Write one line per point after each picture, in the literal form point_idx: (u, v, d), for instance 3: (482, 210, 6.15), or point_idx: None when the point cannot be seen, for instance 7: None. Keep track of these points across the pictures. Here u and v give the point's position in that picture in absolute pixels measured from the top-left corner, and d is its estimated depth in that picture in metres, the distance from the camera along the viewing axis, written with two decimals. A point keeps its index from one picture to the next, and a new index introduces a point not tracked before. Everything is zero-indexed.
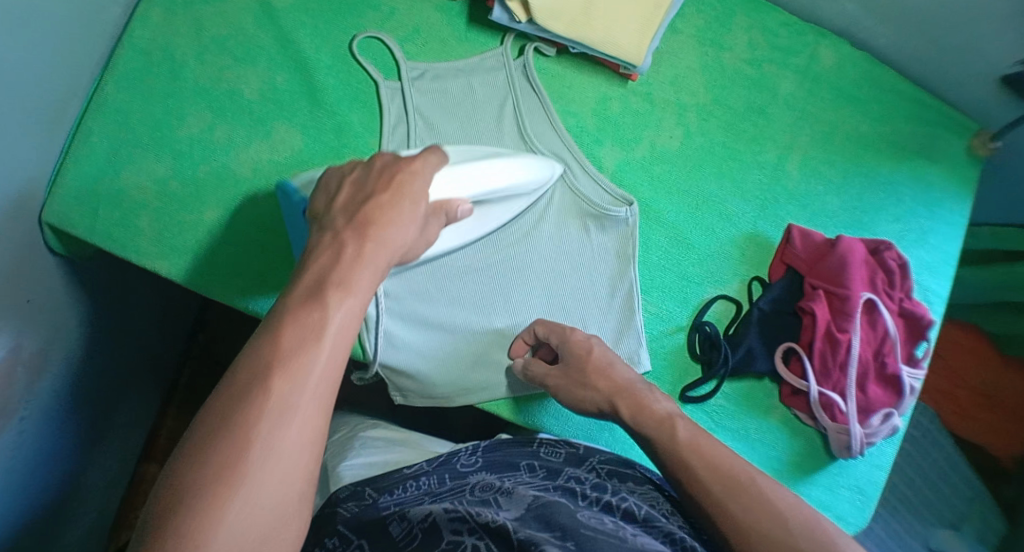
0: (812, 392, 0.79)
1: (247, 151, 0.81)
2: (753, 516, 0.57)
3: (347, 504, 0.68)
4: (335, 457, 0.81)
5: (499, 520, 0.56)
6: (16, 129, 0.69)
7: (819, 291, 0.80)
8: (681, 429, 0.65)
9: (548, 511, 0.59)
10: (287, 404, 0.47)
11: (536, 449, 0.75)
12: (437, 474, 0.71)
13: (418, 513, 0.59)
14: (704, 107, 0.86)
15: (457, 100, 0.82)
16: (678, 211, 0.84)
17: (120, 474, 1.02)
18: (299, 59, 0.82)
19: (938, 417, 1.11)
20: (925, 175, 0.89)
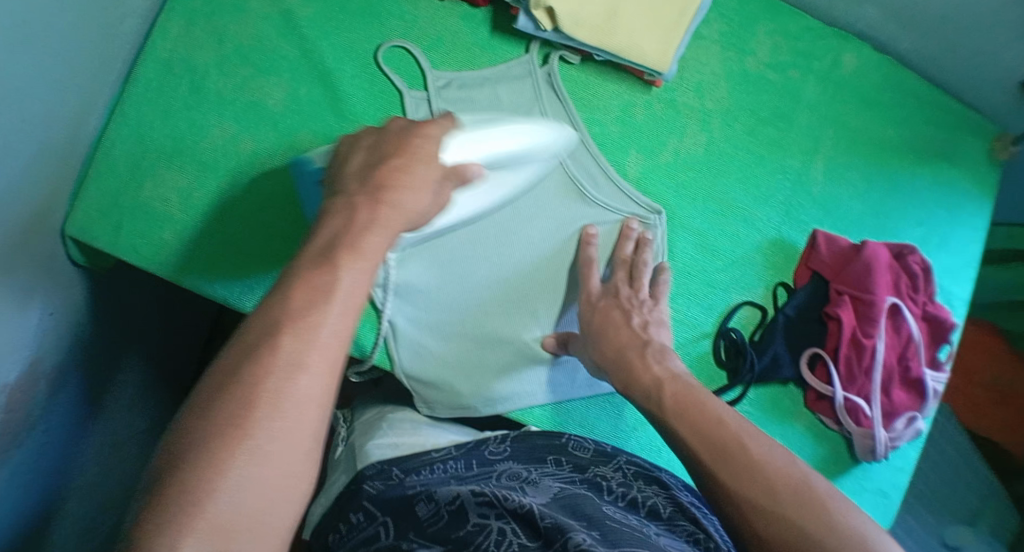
0: (838, 397, 0.80)
1: (271, 163, 0.80)
2: (739, 482, 0.56)
3: (372, 482, 0.68)
4: (361, 436, 0.79)
5: (527, 507, 0.57)
6: (39, 143, 0.69)
7: (845, 296, 0.80)
8: (665, 393, 0.65)
9: (575, 502, 0.60)
10: (295, 367, 0.47)
11: (565, 442, 0.74)
12: (465, 459, 0.72)
13: (446, 494, 0.60)
14: (727, 113, 0.86)
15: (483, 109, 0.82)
16: (702, 218, 0.84)
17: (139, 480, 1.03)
18: (322, 70, 0.82)
19: (954, 415, 1.12)
20: (947, 179, 0.89)
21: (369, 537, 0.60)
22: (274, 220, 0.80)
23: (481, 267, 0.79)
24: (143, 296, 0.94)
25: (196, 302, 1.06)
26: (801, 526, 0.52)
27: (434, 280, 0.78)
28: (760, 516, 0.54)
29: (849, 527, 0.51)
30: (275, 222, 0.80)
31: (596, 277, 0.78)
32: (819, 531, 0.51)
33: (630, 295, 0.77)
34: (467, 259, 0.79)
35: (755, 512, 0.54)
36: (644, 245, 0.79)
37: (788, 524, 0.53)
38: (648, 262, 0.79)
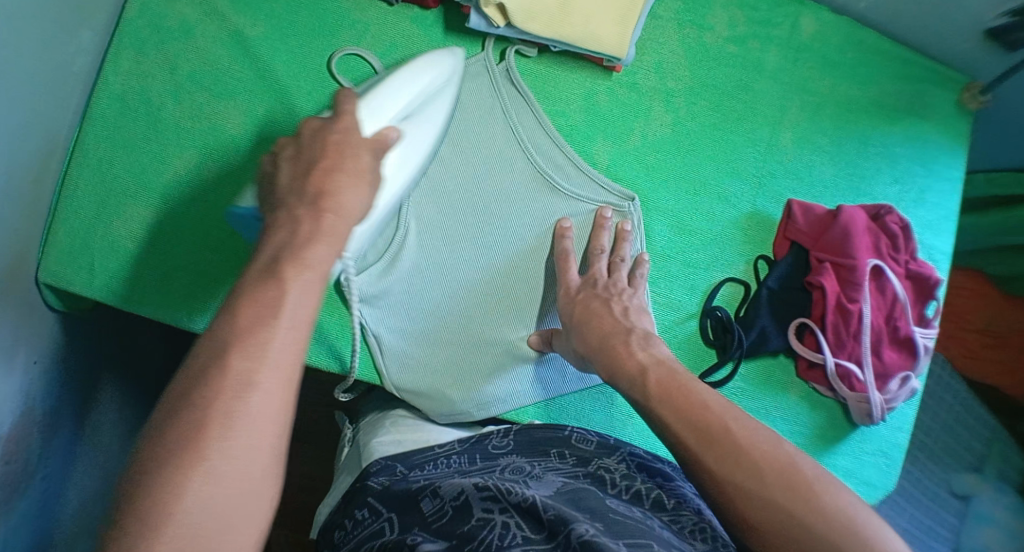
0: (829, 364, 0.79)
1: (237, 187, 0.79)
2: (726, 467, 0.56)
3: (378, 478, 0.68)
4: (364, 435, 0.80)
5: (530, 500, 0.55)
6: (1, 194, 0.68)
7: (826, 264, 0.80)
8: (650, 378, 0.65)
9: (579, 495, 0.59)
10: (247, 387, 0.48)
11: (568, 434, 0.73)
12: (469, 454, 0.71)
13: (451, 490, 0.59)
14: (691, 90, 0.85)
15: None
16: (676, 198, 0.83)
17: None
18: (278, 88, 0.81)
19: (951, 363, 1.11)
20: (918, 133, 0.88)
21: (373, 533, 0.60)
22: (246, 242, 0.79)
23: (459, 268, 0.79)
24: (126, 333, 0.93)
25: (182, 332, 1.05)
26: (787, 509, 0.53)
27: (413, 287, 0.78)
28: (748, 502, 0.54)
29: (837, 512, 0.52)
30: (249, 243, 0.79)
31: (574, 268, 0.77)
32: (803, 515, 0.52)
33: (608, 283, 0.76)
34: (444, 262, 0.79)
35: (739, 497, 0.55)
36: (622, 238, 0.79)
37: (773, 508, 0.53)
38: (625, 256, 0.79)
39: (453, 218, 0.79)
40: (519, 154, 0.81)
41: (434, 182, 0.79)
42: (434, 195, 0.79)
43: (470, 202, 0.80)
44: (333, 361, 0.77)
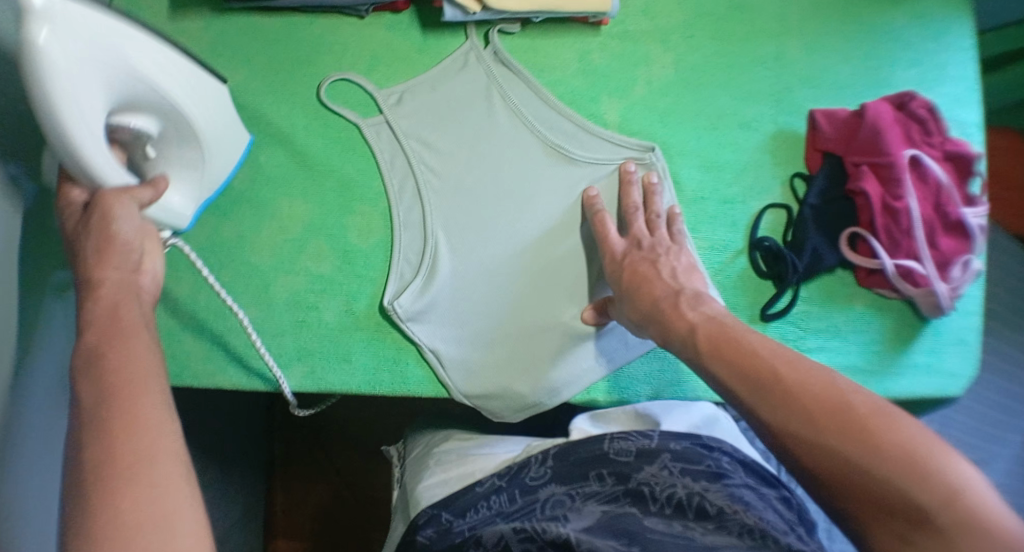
0: (888, 267, 0.77)
1: (260, 238, 0.76)
2: (777, 416, 0.58)
3: (425, 530, 0.69)
4: (413, 479, 0.81)
5: (563, 536, 0.61)
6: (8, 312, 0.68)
7: (863, 167, 0.77)
8: (700, 336, 0.65)
9: (616, 522, 0.63)
10: (116, 431, 0.49)
11: (606, 448, 0.72)
12: (509, 490, 0.72)
13: (491, 538, 0.63)
14: (684, 25, 0.82)
15: (444, 112, 0.78)
16: (696, 139, 0.81)
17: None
18: (275, 130, 0.78)
19: (1009, 230, 1.08)
20: (924, 9, 0.85)
21: None
22: (283, 291, 0.76)
23: (497, 262, 0.77)
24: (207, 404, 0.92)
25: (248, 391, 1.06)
26: (843, 454, 0.54)
27: (458, 293, 0.77)
28: (805, 449, 0.56)
29: (898, 440, 0.53)
30: (286, 293, 0.76)
31: (613, 232, 0.75)
32: (864, 457, 0.53)
33: (652, 240, 0.74)
34: (483, 260, 0.77)
35: (798, 447, 0.56)
36: (652, 192, 0.77)
37: (833, 453, 0.54)
38: (659, 210, 0.77)
39: (478, 216, 0.78)
40: (528, 133, 0.79)
41: (451, 186, 0.78)
42: (456, 198, 0.77)
43: (493, 194, 0.78)
44: (395, 386, 0.76)
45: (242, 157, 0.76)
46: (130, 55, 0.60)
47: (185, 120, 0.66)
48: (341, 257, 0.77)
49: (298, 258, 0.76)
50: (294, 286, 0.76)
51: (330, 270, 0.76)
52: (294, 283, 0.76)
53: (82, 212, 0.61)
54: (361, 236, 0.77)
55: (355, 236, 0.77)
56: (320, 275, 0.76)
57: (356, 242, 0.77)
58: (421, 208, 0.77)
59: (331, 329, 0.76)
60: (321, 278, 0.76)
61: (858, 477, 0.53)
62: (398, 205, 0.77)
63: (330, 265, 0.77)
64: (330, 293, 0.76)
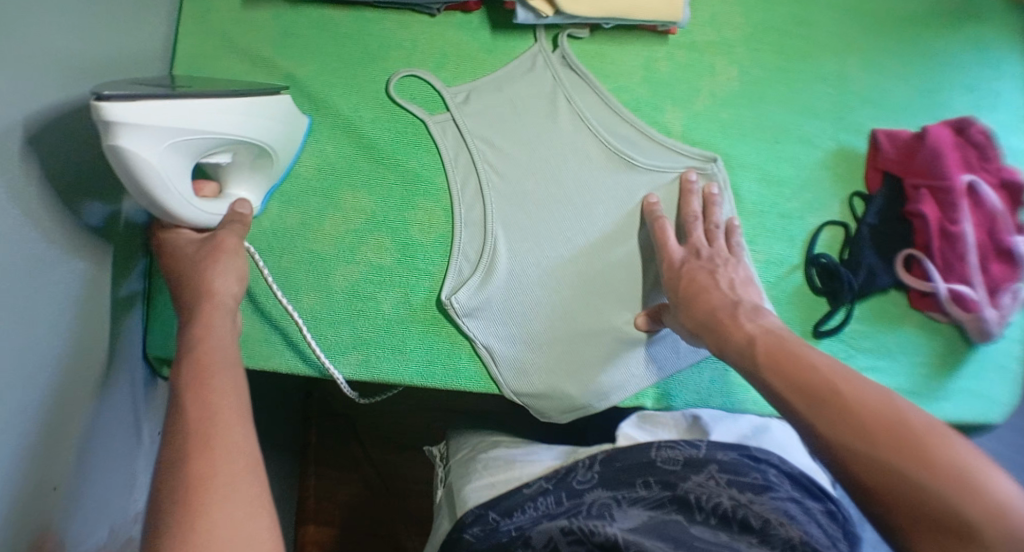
0: (940, 291, 0.78)
1: (322, 227, 0.77)
2: (833, 430, 0.58)
3: (472, 529, 0.71)
4: (459, 479, 0.81)
5: (611, 538, 0.62)
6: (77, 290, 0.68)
7: (921, 189, 0.78)
8: (759, 347, 0.66)
9: (662, 528, 0.65)
10: (209, 443, 0.53)
11: (652, 456, 0.73)
12: (555, 493, 0.72)
13: (541, 538, 0.65)
14: (749, 38, 0.83)
15: (510, 113, 0.79)
16: (757, 152, 0.81)
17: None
18: (342, 120, 0.78)
19: None
20: (981, 36, 0.86)
21: None
22: (342, 281, 0.77)
23: (554, 264, 0.78)
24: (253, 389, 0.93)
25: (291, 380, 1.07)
26: (900, 471, 0.54)
27: (515, 292, 0.77)
28: (861, 465, 0.56)
29: (954, 461, 0.53)
30: (345, 283, 0.77)
31: (672, 240, 0.76)
32: (923, 474, 0.53)
33: (711, 251, 0.75)
34: (542, 261, 0.78)
35: (852, 463, 0.56)
36: (712, 203, 0.77)
37: (890, 470, 0.55)
38: (718, 221, 0.77)
39: (538, 217, 0.78)
40: (591, 138, 0.79)
41: (512, 186, 0.78)
42: (516, 198, 0.78)
43: (553, 197, 0.79)
44: (448, 381, 0.77)
45: (304, 137, 0.77)
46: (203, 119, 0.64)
47: (254, 146, 0.70)
48: (400, 250, 0.77)
49: (359, 249, 0.77)
50: (353, 276, 0.77)
51: (389, 262, 0.77)
52: (353, 273, 0.77)
53: (196, 240, 0.69)
54: (422, 231, 0.78)
55: (416, 231, 0.78)
56: (380, 267, 0.77)
57: (416, 236, 0.78)
58: (481, 207, 0.78)
59: (387, 321, 0.77)
60: (380, 269, 0.77)
61: (915, 493, 0.53)
62: (460, 202, 0.78)
63: (389, 257, 0.77)
64: (388, 285, 0.77)
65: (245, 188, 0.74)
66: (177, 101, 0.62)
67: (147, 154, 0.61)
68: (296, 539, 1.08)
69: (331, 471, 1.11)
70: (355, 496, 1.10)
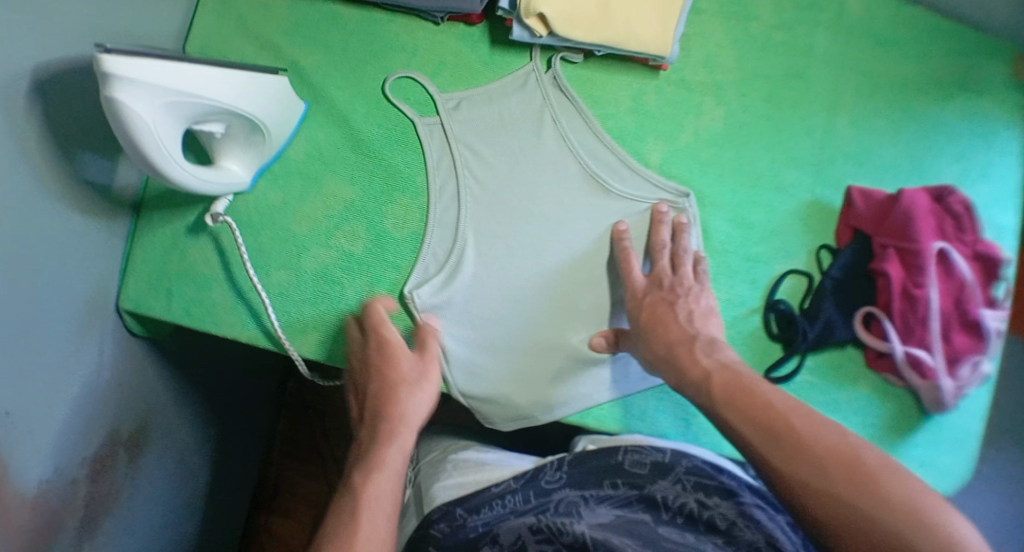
0: (897, 353, 0.78)
1: (303, 210, 0.81)
2: (790, 465, 0.60)
3: (439, 524, 0.75)
4: (428, 479, 0.85)
5: (579, 537, 0.65)
6: (68, 237, 0.74)
7: (889, 250, 0.79)
8: (714, 383, 0.68)
9: (630, 529, 0.68)
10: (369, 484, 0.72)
11: (619, 459, 0.77)
12: (523, 492, 0.76)
13: (508, 535, 0.68)
14: (741, 82, 0.84)
15: (498, 124, 0.82)
16: (732, 193, 0.83)
17: (233, 524, 1.16)
18: (335, 111, 0.82)
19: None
20: (975, 109, 0.87)
21: None
22: (313, 263, 0.80)
23: (519, 274, 0.80)
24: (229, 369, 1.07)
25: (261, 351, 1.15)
26: (850, 502, 0.57)
27: (477, 296, 0.80)
28: (817, 497, 0.58)
29: (900, 495, 0.56)
30: (316, 265, 0.80)
31: (637, 269, 0.78)
32: (866, 502, 0.57)
33: (675, 281, 0.76)
34: (507, 270, 0.80)
35: (808, 493, 0.59)
36: (682, 232, 0.79)
37: (845, 503, 0.57)
38: (686, 247, 0.79)
39: (509, 228, 0.81)
40: (571, 159, 0.82)
41: (489, 194, 0.81)
42: (491, 206, 0.81)
43: (526, 209, 0.81)
44: None
45: (299, 120, 0.80)
46: (200, 85, 0.68)
47: (250, 120, 0.73)
48: (372, 241, 0.80)
49: (333, 235, 0.80)
50: (324, 260, 0.80)
51: (360, 251, 0.80)
52: (324, 257, 0.80)
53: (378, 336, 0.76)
54: (396, 226, 0.81)
55: (390, 224, 0.81)
56: (350, 255, 0.80)
57: (390, 230, 0.81)
58: (456, 211, 0.81)
59: (350, 307, 0.80)
60: (350, 257, 0.80)
61: (861, 522, 0.56)
62: (437, 202, 0.81)
63: (361, 246, 0.80)
64: (356, 273, 0.80)
65: (235, 160, 0.77)
66: (173, 63, 0.66)
67: (143, 107, 0.64)
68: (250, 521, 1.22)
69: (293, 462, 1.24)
70: (313, 489, 1.23)
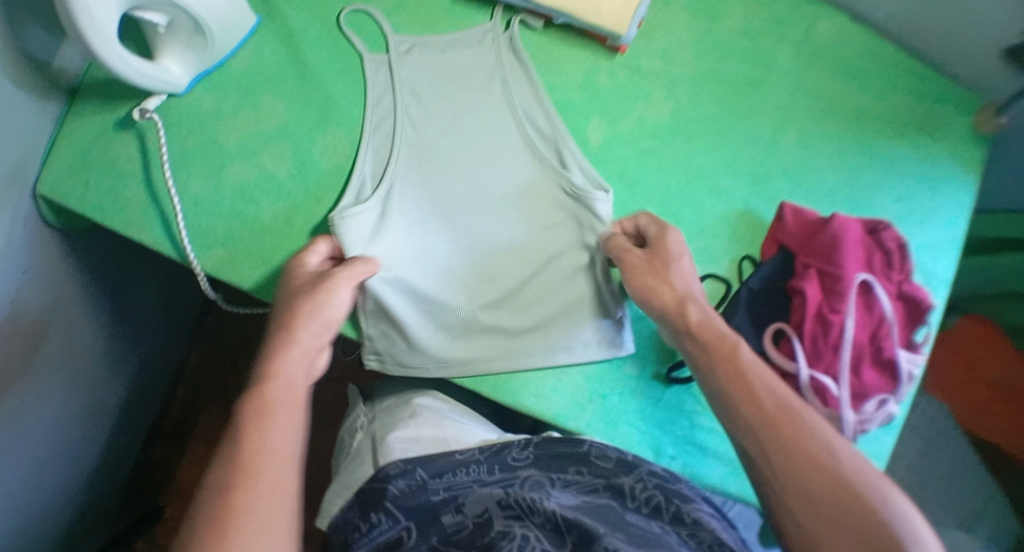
0: (802, 375, 0.74)
1: (234, 123, 0.80)
2: (802, 448, 0.57)
3: (397, 481, 0.68)
4: (383, 428, 0.80)
5: (554, 513, 0.57)
6: (2, 102, 0.72)
7: (811, 270, 0.77)
8: (744, 350, 0.65)
9: (598, 510, 0.60)
10: (264, 445, 0.60)
11: (588, 451, 0.70)
12: (487, 464, 0.69)
13: (475, 506, 0.60)
14: (694, 81, 0.84)
15: (449, 91, 0.81)
16: (666, 186, 0.82)
17: (132, 448, 1.18)
18: (286, 34, 0.82)
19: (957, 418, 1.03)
20: (928, 152, 0.85)
21: (391, 542, 0.61)
22: (235, 178, 0.79)
23: (444, 227, 0.79)
24: (151, 288, 1.09)
25: (185, 269, 1.16)
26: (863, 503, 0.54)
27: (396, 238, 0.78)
28: (823, 483, 0.55)
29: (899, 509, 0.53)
30: (237, 181, 0.79)
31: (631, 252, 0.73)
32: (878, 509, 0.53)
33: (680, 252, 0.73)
34: (427, 216, 0.79)
35: (816, 480, 0.56)
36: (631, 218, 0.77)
37: (862, 504, 0.54)
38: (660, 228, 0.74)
39: (438, 177, 0.79)
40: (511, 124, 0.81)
41: (425, 137, 0.80)
42: (424, 150, 0.80)
43: (455, 164, 0.80)
44: None
45: (246, 34, 0.81)
46: None
47: (193, 20, 0.72)
48: (296, 166, 0.80)
49: (259, 154, 0.80)
50: (245, 177, 0.79)
51: (282, 174, 0.79)
52: (246, 173, 0.79)
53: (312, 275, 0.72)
54: (324, 155, 0.80)
55: (318, 153, 0.80)
56: (272, 176, 0.79)
57: (317, 159, 0.80)
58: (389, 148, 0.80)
59: (262, 229, 0.78)
60: (272, 178, 0.79)
61: (875, 529, 0.52)
62: (369, 140, 0.80)
63: (284, 169, 0.80)
64: (274, 195, 0.79)
65: (173, 56, 0.76)
66: None
67: None
68: (143, 450, 1.23)
69: (200, 394, 1.27)
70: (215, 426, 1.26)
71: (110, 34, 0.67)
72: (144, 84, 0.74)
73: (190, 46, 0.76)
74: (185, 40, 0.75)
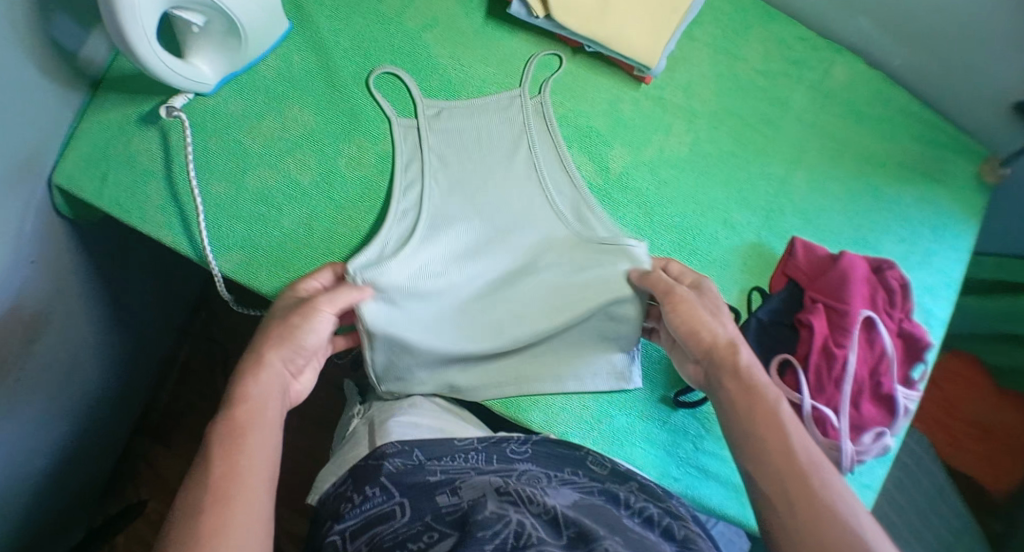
0: (805, 405, 0.76)
1: (259, 127, 0.80)
2: (805, 480, 0.56)
3: (394, 460, 0.67)
4: (382, 413, 0.77)
5: (553, 511, 0.57)
6: (25, 90, 0.71)
7: (818, 304, 0.80)
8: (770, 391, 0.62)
9: (593, 509, 0.61)
10: (243, 456, 0.56)
11: (584, 457, 0.73)
12: (486, 452, 0.70)
13: (471, 491, 0.61)
14: (714, 115, 0.86)
15: (472, 136, 0.82)
16: (682, 216, 0.84)
17: (115, 442, 1.14)
18: (318, 42, 0.83)
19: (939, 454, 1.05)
20: (932, 198, 0.89)
21: (382, 514, 0.61)
22: (257, 183, 0.79)
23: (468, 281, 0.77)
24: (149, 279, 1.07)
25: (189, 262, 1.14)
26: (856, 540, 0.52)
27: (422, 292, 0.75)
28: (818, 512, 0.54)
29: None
30: (259, 186, 0.79)
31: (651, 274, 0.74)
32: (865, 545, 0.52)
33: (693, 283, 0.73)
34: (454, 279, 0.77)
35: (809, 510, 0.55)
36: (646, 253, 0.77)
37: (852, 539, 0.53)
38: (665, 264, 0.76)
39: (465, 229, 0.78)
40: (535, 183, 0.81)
41: (454, 196, 0.79)
42: (451, 208, 0.79)
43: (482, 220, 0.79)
44: None
45: (278, 38, 0.81)
46: None
47: (229, 19, 0.72)
48: (320, 174, 0.80)
49: (284, 159, 0.80)
50: (268, 182, 0.79)
51: (305, 181, 0.80)
52: (269, 179, 0.79)
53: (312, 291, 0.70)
54: (349, 165, 0.80)
55: (343, 163, 0.80)
56: (295, 182, 0.79)
57: (341, 168, 0.80)
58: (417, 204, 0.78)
59: (281, 234, 0.78)
60: (294, 185, 0.79)
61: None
62: (398, 200, 0.78)
63: (307, 176, 0.80)
64: (296, 202, 0.79)
65: (204, 56, 0.76)
66: None
67: None
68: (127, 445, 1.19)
69: (187, 390, 1.23)
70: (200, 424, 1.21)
71: (148, 31, 0.67)
72: (177, 83, 0.74)
73: (222, 46, 0.76)
74: (217, 40, 0.75)
